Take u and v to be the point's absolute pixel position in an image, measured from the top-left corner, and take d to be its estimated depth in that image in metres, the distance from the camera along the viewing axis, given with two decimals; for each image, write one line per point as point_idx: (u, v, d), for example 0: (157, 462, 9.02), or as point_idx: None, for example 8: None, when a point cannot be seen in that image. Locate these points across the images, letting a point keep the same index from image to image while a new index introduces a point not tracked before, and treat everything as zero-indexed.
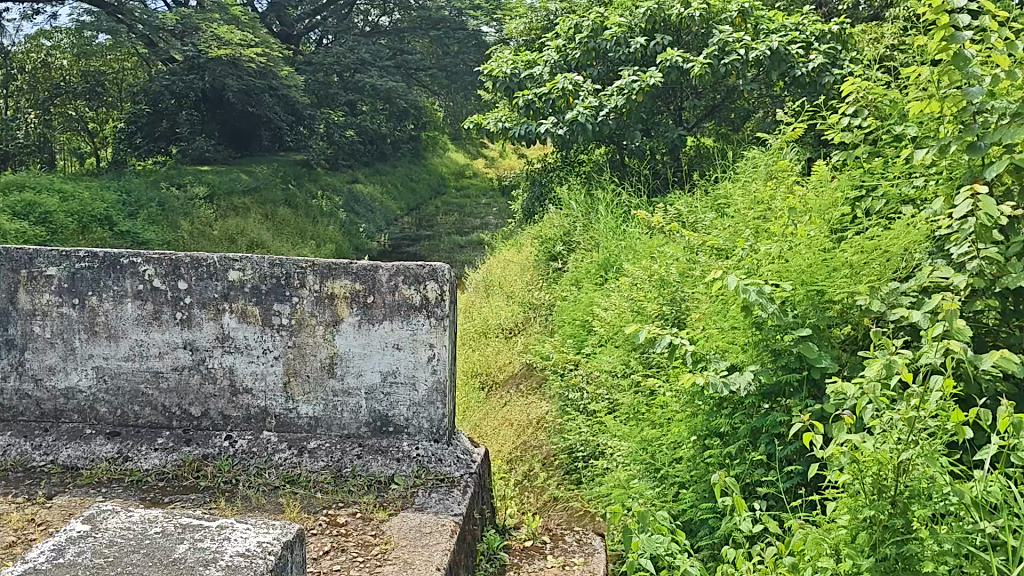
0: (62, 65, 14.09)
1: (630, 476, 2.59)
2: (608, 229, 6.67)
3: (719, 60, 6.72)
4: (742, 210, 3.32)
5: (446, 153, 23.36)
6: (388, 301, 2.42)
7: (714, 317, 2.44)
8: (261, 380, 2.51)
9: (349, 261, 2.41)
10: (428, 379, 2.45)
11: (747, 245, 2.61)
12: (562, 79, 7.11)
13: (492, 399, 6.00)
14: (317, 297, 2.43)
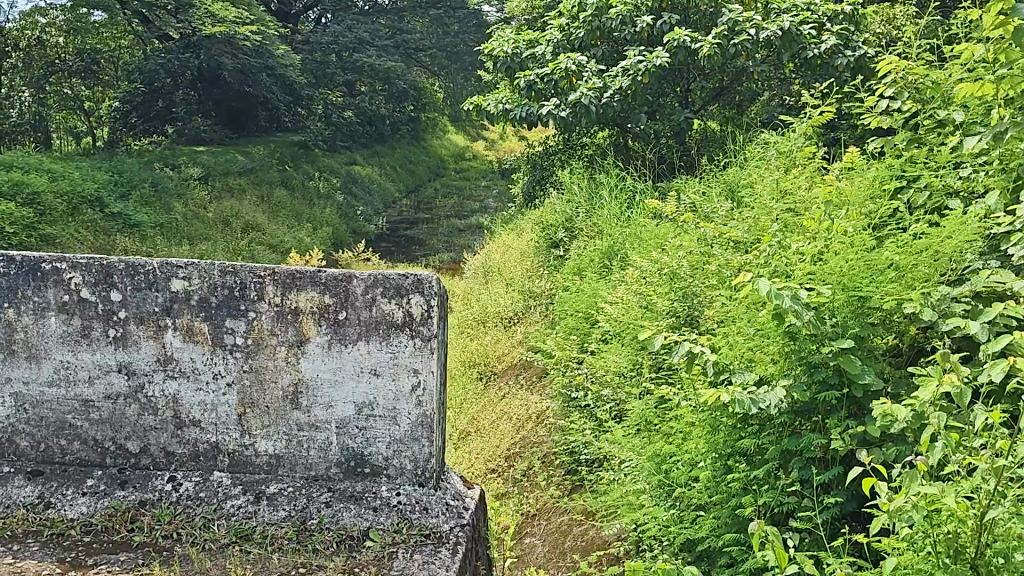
0: (57, 42, 13.69)
1: (642, 493, 2.40)
2: (612, 215, 6.44)
3: (728, 40, 6.44)
4: (763, 200, 3.11)
5: (445, 135, 23.07)
6: (364, 318, 2.20)
7: (737, 321, 2.19)
8: (211, 412, 2.31)
9: (316, 271, 2.20)
10: (412, 412, 2.24)
11: (773, 241, 2.40)
12: (565, 60, 6.83)
13: (493, 395, 5.89)
14: (278, 313, 2.22)
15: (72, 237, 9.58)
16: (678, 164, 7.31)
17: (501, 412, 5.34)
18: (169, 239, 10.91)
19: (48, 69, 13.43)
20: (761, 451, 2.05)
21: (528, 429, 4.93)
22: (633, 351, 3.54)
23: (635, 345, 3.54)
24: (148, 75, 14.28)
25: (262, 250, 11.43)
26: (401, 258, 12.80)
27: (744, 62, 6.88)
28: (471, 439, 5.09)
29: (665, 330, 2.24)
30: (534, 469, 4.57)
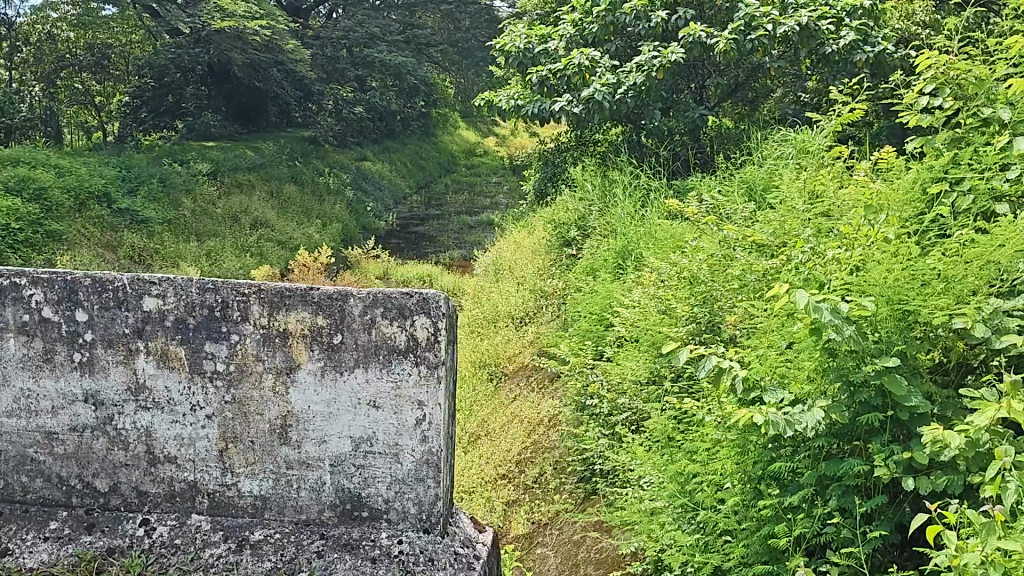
0: (68, 37, 13.62)
1: (664, 516, 2.30)
2: (625, 215, 6.29)
3: (745, 35, 6.27)
4: (791, 205, 3.00)
5: (456, 131, 22.92)
6: (363, 341, 2.05)
7: (771, 333, 2.08)
8: (189, 447, 2.19)
9: (304, 289, 2.06)
10: (415, 450, 2.10)
11: (808, 247, 2.29)
12: (577, 55, 6.68)
13: (506, 397, 5.78)
14: (264, 336, 2.08)
15: (78, 233, 9.48)
16: (694, 162, 7.13)
17: (510, 416, 5.33)
18: (177, 235, 10.81)
19: (57, 63, 13.47)
20: (792, 476, 1.95)
21: (539, 433, 4.96)
22: (652, 356, 3.40)
23: (653, 350, 3.40)
24: (158, 70, 14.20)
25: (271, 246, 11.31)
26: (411, 255, 12.67)
27: (760, 59, 6.72)
28: (480, 443, 5.10)
29: (691, 341, 2.12)
30: (545, 475, 4.58)
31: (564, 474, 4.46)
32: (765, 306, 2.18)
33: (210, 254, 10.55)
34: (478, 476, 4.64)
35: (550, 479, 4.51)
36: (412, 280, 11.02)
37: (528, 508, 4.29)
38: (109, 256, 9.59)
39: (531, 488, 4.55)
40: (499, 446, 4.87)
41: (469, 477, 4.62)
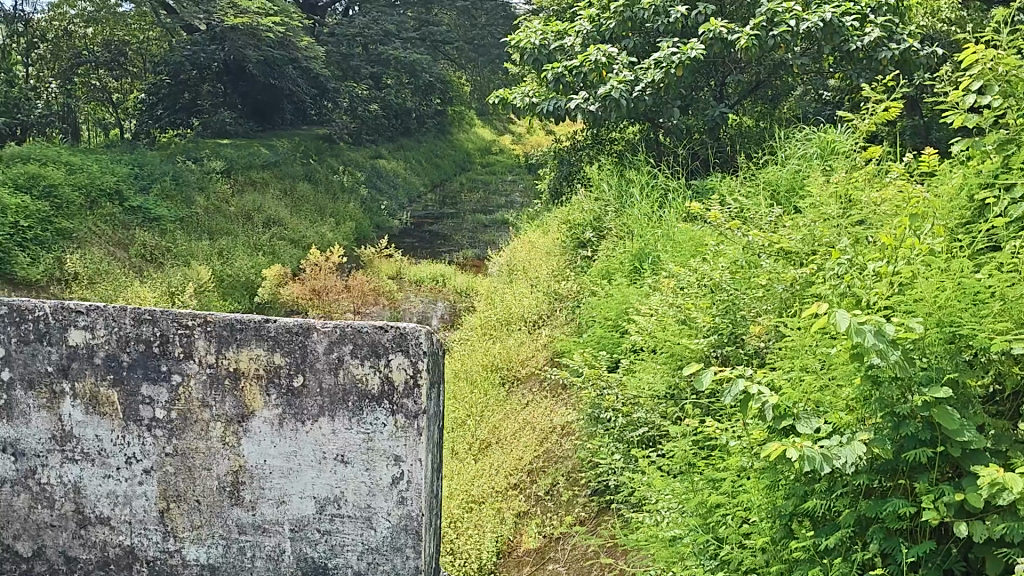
0: (85, 33, 13.56)
1: (680, 542, 2.22)
2: (642, 215, 6.12)
3: (767, 32, 6.06)
4: (823, 212, 2.93)
5: (472, 128, 22.75)
6: (328, 383, 2.06)
7: (804, 355, 2.01)
8: (123, 505, 2.23)
9: (261, 328, 2.08)
10: (390, 513, 2.11)
11: (844, 260, 2.23)
12: (593, 51, 6.48)
13: (519, 403, 5.66)
14: (210, 381, 2.12)
15: (89, 231, 9.39)
16: (713, 161, 6.94)
17: (523, 423, 5.24)
18: (189, 233, 10.71)
19: (74, 61, 13.38)
20: (828, 513, 1.88)
21: (552, 442, 4.89)
22: (672, 367, 3.19)
23: (675, 362, 3.19)
24: (174, 67, 14.12)
25: (284, 245, 11.21)
26: (425, 253, 12.55)
27: (783, 56, 6.52)
28: (491, 453, 5.00)
29: (709, 361, 1.93)
30: (559, 486, 4.50)
31: (579, 486, 4.37)
32: (798, 324, 2.12)
33: (222, 253, 10.46)
34: (490, 485, 4.54)
35: (564, 490, 4.43)
36: (425, 280, 10.90)
37: (541, 521, 4.21)
38: (120, 254, 9.51)
39: (544, 499, 4.48)
40: (510, 455, 4.82)
41: (481, 487, 4.51)
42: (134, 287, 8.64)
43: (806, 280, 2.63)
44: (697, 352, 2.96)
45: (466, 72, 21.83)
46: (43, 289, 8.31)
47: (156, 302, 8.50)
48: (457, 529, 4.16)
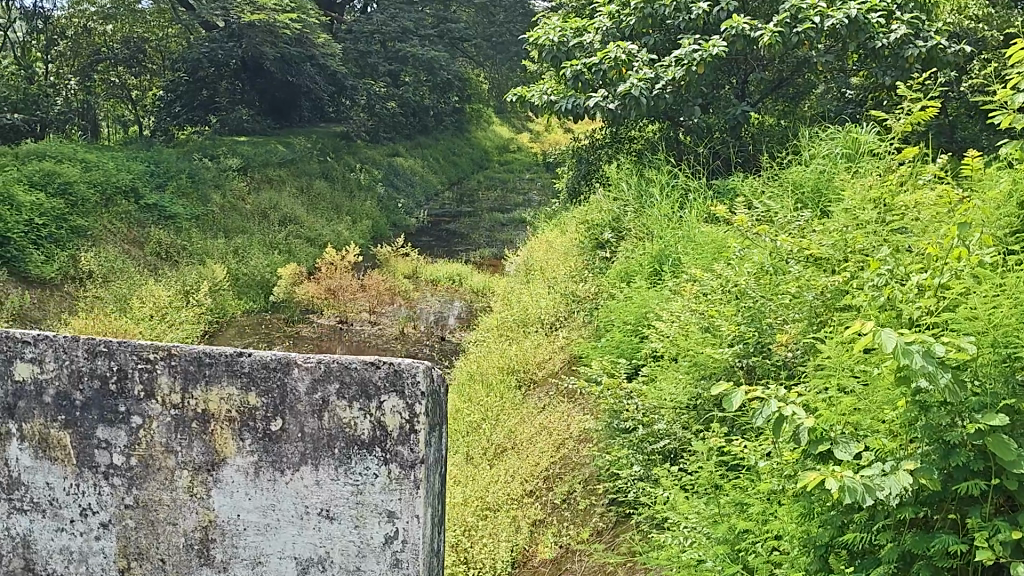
0: (105, 30, 13.55)
1: (700, 560, 2.17)
2: (662, 216, 6.00)
3: (791, 28, 5.91)
4: (856, 221, 2.92)
5: (490, 126, 22.65)
6: (311, 426, 1.94)
7: (844, 373, 1.98)
8: (77, 557, 2.12)
9: (236, 366, 1.97)
10: (379, 569, 1.97)
11: (883, 271, 2.22)
12: (613, 48, 6.33)
13: (534, 407, 5.57)
14: (175, 424, 2.01)
15: (104, 229, 9.37)
16: (735, 161, 6.81)
17: (539, 427, 5.14)
18: (205, 231, 10.67)
19: (94, 57, 13.50)
20: (868, 546, 1.82)
21: (569, 448, 4.80)
22: (693, 376, 3.08)
23: (696, 370, 3.08)
24: (192, 65, 14.09)
25: (300, 243, 11.15)
26: (442, 252, 12.48)
27: (806, 53, 6.38)
28: (506, 458, 4.90)
29: (736, 379, 1.87)
30: (576, 493, 4.40)
31: (597, 495, 4.26)
32: (837, 340, 2.11)
33: (238, 251, 10.40)
34: (504, 491, 4.44)
35: (581, 498, 4.32)
36: (442, 279, 10.82)
37: (557, 529, 4.10)
38: (135, 253, 9.49)
39: (561, 507, 4.37)
40: (525, 460, 4.74)
41: (496, 493, 4.40)
42: (149, 285, 8.62)
43: (838, 287, 2.63)
44: (720, 361, 2.88)
45: (484, 70, 21.76)
46: (58, 287, 8.28)
47: (171, 301, 8.47)
48: (471, 537, 4.06)
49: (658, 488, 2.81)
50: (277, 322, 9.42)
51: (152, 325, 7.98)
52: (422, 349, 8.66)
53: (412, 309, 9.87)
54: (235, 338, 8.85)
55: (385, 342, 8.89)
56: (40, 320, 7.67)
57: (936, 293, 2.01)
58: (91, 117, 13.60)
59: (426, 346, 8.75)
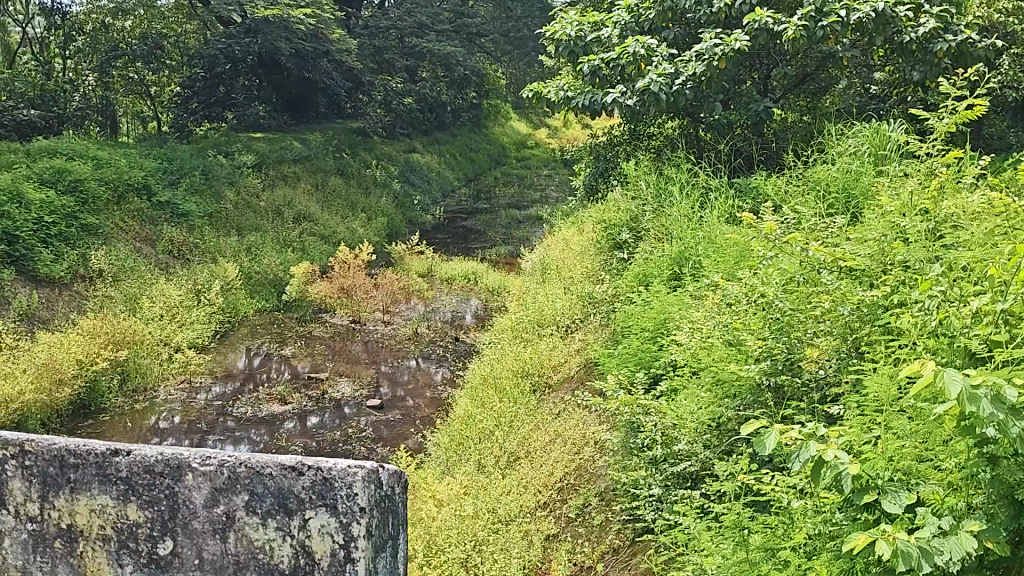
0: (123, 26, 13.46)
1: None
2: (682, 216, 5.79)
3: (816, 22, 5.68)
4: (895, 234, 2.81)
5: (508, 122, 22.45)
6: (215, 545, 1.78)
7: (895, 420, 1.91)
8: None
9: (130, 469, 1.82)
10: None
11: (935, 292, 2.12)
12: (632, 43, 6.10)
13: (548, 413, 5.38)
14: (67, 533, 1.89)
15: (115, 226, 9.28)
16: (757, 158, 6.59)
17: (553, 435, 4.98)
18: (218, 229, 10.55)
19: (110, 53, 13.19)
20: None
21: (584, 456, 4.59)
22: (717, 395, 2.90)
23: (721, 389, 2.90)
24: (207, 61, 13.95)
25: (314, 241, 11.01)
26: (457, 249, 12.35)
27: (832, 47, 6.15)
28: (520, 468, 4.80)
29: (763, 416, 1.78)
30: (591, 505, 4.19)
31: (613, 509, 4.03)
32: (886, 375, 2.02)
33: (250, 250, 10.28)
34: (516, 504, 4.36)
35: (596, 512, 4.12)
36: (457, 278, 10.65)
37: (570, 544, 3.93)
38: (146, 251, 9.41)
39: (575, 522, 4.21)
40: (540, 471, 4.62)
41: (508, 506, 4.35)
42: (160, 284, 8.58)
43: (877, 302, 2.53)
44: (745, 378, 2.74)
45: (502, 65, 21.59)
46: (67, 286, 8.16)
47: (181, 301, 8.48)
48: (481, 554, 4.00)
49: (679, 518, 2.65)
50: (289, 321, 9.26)
51: (161, 325, 7.95)
52: (436, 350, 8.49)
53: (426, 308, 9.70)
54: (246, 338, 8.71)
55: (399, 342, 8.71)
56: (48, 320, 7.56)
57: (998, 318, 1.91)
58: (110, 114, 13.52)
59: (439, 347, 8.57)
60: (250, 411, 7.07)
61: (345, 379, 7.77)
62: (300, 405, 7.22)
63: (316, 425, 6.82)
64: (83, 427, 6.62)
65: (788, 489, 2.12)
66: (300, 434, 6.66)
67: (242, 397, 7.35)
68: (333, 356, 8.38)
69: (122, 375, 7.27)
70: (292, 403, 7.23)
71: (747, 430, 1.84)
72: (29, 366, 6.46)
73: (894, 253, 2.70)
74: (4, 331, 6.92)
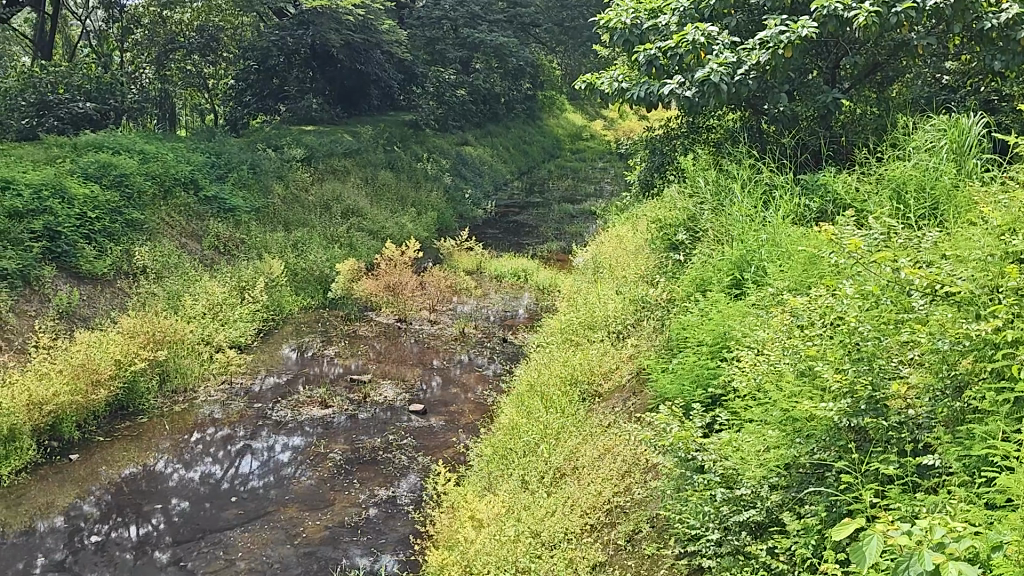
0: (182, 19, 13.31)
1: None
2: (743, 217, 5.38)
3: (889, 9, 5.15)
4: (1006, 257, 2.43)
5: (562, 114, 22.09)
6: None
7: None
8: None
9: None
10: None
11: None
12: (690, 30, 5.67)
13: (597, 425, 5.02)
14: None
15: (161, 222, 9.16)
16: (825, 153, 6.13)
17: (601, 450, 4.64)
18: (264, 225, 10.38)
19: (168, 45, 13.10)
20: None
21: (635, 476, 4.25)
22: (787, 432, 2.56)
23: (791, 425, 2.56)
24: (261, 53, 13.81)
25: (362, 237, 10.78)
26: (509, 244, 12.04)
27: (905, 35, 5.69)
28: (565, 486, 4.47)
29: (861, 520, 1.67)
30: (641, 533, 3.84)
31: (664, 541, 3.62)
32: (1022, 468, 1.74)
33: (297, 245, 10.08)
34: (561, 527, 4.03)
35: (645, 543, 3.75)
36: (507, 274, 10.35)
37: None
38: (191, 247, 9.28)
39: (624, 550, 3.85)
40: (588, 488, 4.29)
41: (551, 530, 4.03)
42: (203, 282, 8.40)
43: (986, 341, 2.16)
44: (821, 418, 2.40)
45: (557, 56, 21.24)
46: (110, 283, 8.03)
47: (226, 298, 8.32)
48: None
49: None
50: (335, 320, 9.03)
51: (203, 323, 7.75)
52: (482, 351, 8.19)
53: (473, 308, 9.41)
54: (290, 336, 8.50)
55: (444, 343, 8.42)
56: (88, 318, 7.41)
57: None
58: (166, 108, 13.48)
59: (486, 349, 8.25)
60: (290, 414, 6.81)
61: (388, 381, 7.50)
62: (342, 408, 6.96)
63: (358, 429, 6.56)
64: (121, 429, 6.44)
65: (881, 572, 1.87)
66: (341, 438, 6.40)
67: (284, 399, 7.12)
68: (378, 356, 8.12)
69: (162, 376, 7.10)
70: (333, 406, 6.95)
71: (842, 537, 1.68)
72: (66, 367, 6.26)
73: (1003, 277, 2.33)
74: (44, 330, 6.79)
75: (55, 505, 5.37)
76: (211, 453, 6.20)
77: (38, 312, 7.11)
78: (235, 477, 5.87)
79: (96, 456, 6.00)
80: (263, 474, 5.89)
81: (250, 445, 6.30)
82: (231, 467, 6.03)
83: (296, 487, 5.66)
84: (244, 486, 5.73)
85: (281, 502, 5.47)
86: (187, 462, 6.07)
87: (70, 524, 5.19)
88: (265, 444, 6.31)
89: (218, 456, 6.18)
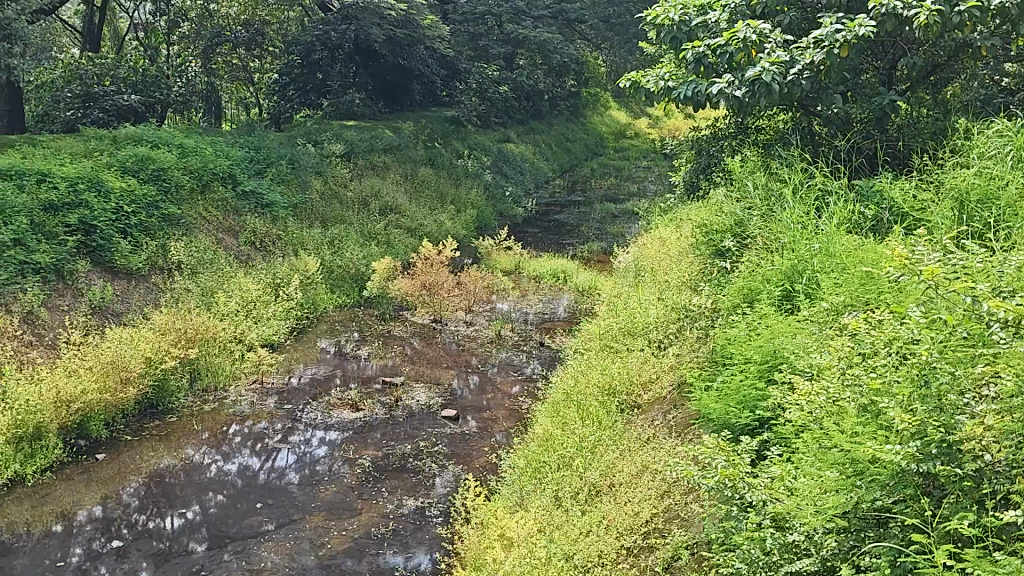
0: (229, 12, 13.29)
1: None
2: (794, 223, 5.10)
3: (953, 6, 4.81)
4: None
5: (606, 112, 21.79)
6: None
7: None
8: None
9: None
10: None
11: None
12: (741, 27, 5.38)
13: (635, 439, 4.78)
14: None
15: (198, 217, 9.07)
16: (880, 158, 5.80)
17: (640, 467, 4.40)
18: (302, 221, 10.26)
19: (215, 39, 13.00)
20: None
21: (674, 498, 3.98)
22: (847, 474, 2.35)
23: (852, 467, 2.34)
24: (305, 47, 13.73)
25: (399, 235, 10.63)
26: (548, 244, 11.82)
27: (968, 34, 5.37)
28: (601, 504, 4.23)
29: None
30: (680, 561, 3.55)
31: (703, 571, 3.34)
32: None
33: (333, 242, 9.95)
34: (595, 550, 3.80)
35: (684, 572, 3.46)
36: (545, 275, 10.12)
37: None
38: (226, 242, 9.18)
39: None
40: (625, 507, 4.06)
41: (584, 552, 3.81)
42: (239, 279, 8.31)
43: None
44: (887, 462, 2.17)
45: (602, 53, 20.94)
46: (145, 278, 7.94)
47: (259, 295, 8.19)
48: None
49: None
50: (370, 318, 8.88)
51: (235, 321, 7.62)
52: (517, 355, 7.97)
53: (510, 308, 9.21)
54: (324, 335, 8.37)
55: (480, 345, 8.22)
56: (121, 313, 7.35)
57: None
58: (211, 100, 13.47)
59: (523, 351, 8.05)
60: (321, 416, 6.64)
61: (420, 385, 7.29)
62: (372, 410, 6.77)
63: (388, 433, 6.38)
64: (149, 429, 6.29)
65: None
66: (371, 442, 6.23)
67: (315, 399, 6.95)
68: (412, 357, 7.94)
69: (193, 374, 6.98)
70: (364, 410, 6.76)
71: None
72: (95, 364, 6.14)
73: None
74: (76, 326, 6.71)
75: (87, 498, 5.28)
76: (249, 446, 6.13)
77: (71, 307, 7.01)
78: (272, 471, 5.79)
79: (123, 455, 5.87)
80: (299, 468, 5.82)
81: (285, 441, 6.20)
82: (268, 460, 5.95)
83: (324, 492, 5.48)
84: (280, 481, 5.63)
85: (307, 509, 5.28)
86: (225, 454, 6.02)
87: (107, 514, 5.14)
88: (303, 438, 6.26)
89: (255, 448, 6.10)
